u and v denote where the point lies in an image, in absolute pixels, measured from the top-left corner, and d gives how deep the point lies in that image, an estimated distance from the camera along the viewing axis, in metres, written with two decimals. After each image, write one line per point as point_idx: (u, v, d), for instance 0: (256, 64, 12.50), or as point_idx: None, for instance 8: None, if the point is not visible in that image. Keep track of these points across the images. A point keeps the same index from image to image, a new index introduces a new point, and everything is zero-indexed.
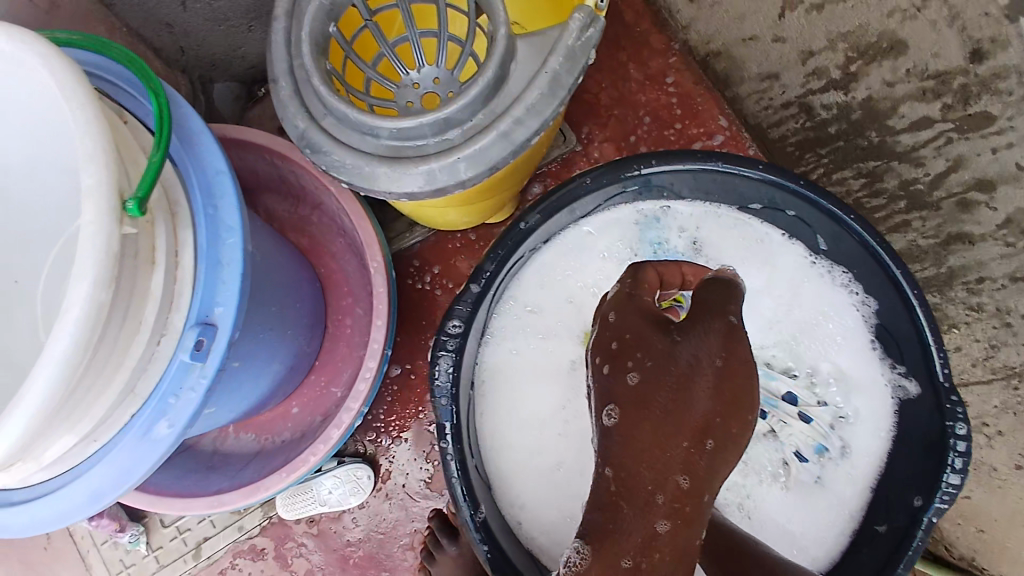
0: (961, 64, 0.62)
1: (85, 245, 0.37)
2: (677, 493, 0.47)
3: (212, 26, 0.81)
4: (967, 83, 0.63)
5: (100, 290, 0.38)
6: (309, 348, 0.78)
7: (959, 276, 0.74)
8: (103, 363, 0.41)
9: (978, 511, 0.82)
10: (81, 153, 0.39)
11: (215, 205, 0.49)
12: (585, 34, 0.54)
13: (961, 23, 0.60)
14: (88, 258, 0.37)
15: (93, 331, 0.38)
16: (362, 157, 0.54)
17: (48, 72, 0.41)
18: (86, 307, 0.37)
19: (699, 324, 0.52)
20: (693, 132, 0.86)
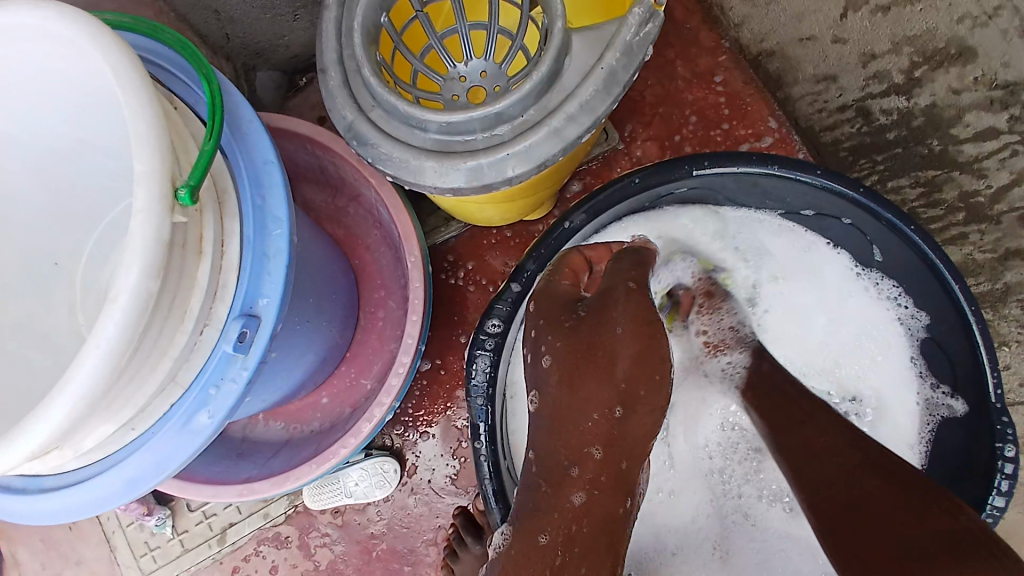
0: None
1: (136, 233, 0.37)
2: (592, 464, 0.51)
3: (258, 14, 0.80)
4: None
5: (148, 279, 0.37)
6: (341, 339, 0.78)
7: (1014, 293, 0.69)
8: (148, 351, 0.40)
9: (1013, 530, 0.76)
10: (133, 139, 0.38)
11: (263, 195, 0.48)
12: (643, 30, 0.52)
13: None
14: (139, 246, 0.37)
15: (141, 320, 0.38)
16: (409, 150, 0.53)
17: (101, 55, 0.40)
18: (134, 295, 0.36)
19: (604, 296, 0.53)
20: (741, 132, 0.84)
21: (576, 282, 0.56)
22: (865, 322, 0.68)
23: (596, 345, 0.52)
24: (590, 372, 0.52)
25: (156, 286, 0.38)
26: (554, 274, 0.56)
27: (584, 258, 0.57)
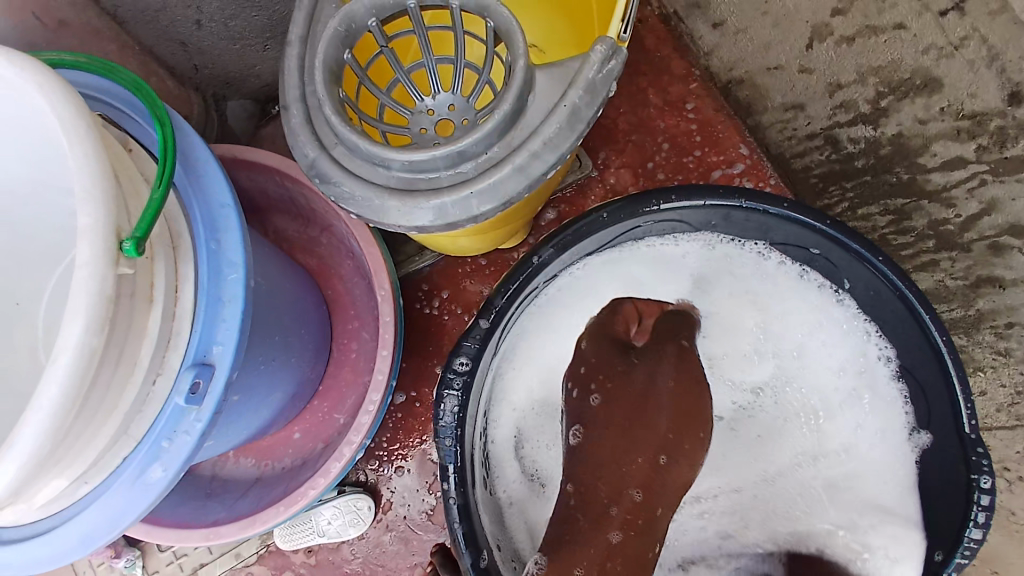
0: (998, 106, 0.63)
1: (79, 289, 0.36)
2: (631, 505, 0.53)
3: (227, 44, 0.80)
4: (1005, 125, 0.63)
5: (92, 336, 0.36)
6: (311, 373, 0.76)
7: (988, 319, 0.69)
8: (96, 407, 0.39)
9: (993, 555, 0.74)
10: (77, 191, 0.37)
11: (218, 239, 0.47)
12: (607, 66, 0.53)
13: (1001, 65, 0.61)
14: (84, 300, 0.36)
15: (86, 376, 0.36)
16: (372, 188, 0.52)
17: (43, 99, 0.40)
18: (76, 353, 0.35)
19: (656, 348, 0.60)
20: (713, 159, 0.83)
21: (628, 330, 0.63)
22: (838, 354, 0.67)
23: (645, 395, 0.58)
24: (638, 422, 0.57)
25: (103, 339, 0.37)
26: (610, 320, 0.63)
27: (636, 310, 0.64)
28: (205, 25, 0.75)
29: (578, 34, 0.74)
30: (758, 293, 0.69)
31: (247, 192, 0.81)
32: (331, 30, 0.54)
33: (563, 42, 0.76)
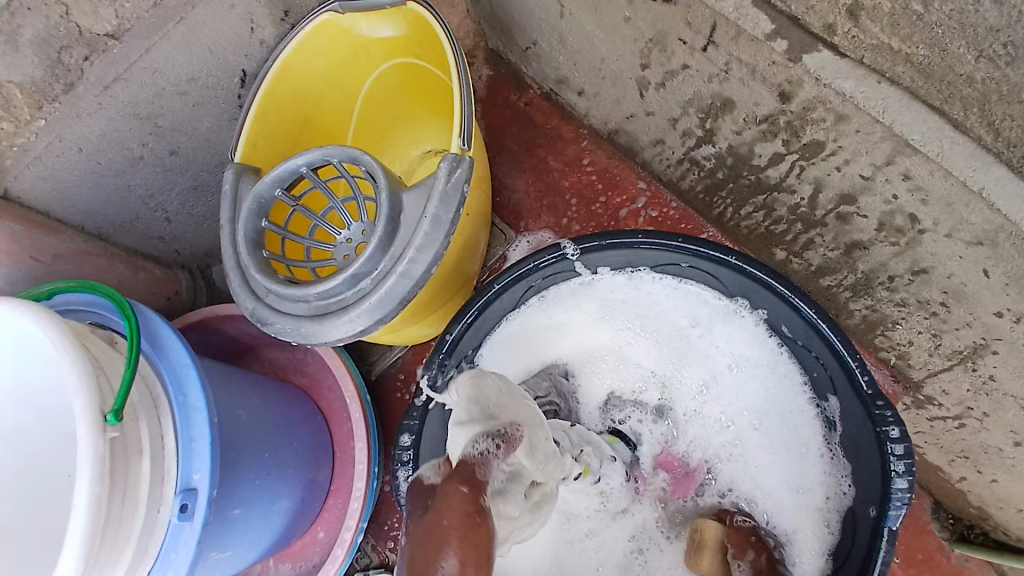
0: (776, 105, 0.60)
1: (82, 454, 0.50)
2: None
3: (197, 227, 0.99)
4: (790, 119, 0.60)
5: (97, 484, 0.49)
6: (318, 476, 0.88)
7: (875, 278, 0.70)
8: (118, 527, 0.53)
9: (1011, 495, 0.79)
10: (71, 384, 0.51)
11: (184, 393, 0.61)
12: (455, 174, 0.66)
13: (761, 75, 0.58)
14: (84, 464, 0.49)
15: (100, 516, 0.50)
16: (297, 320, 0.65)
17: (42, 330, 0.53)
18: (90, 499, 0.49)
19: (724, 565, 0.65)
20: (617, 200, 0.97)
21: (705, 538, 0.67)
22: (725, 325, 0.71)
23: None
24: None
25: (105, 484, 0.50)
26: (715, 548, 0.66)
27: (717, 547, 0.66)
28: (173, 218, 0.94)
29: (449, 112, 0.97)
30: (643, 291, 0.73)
31: (235, 338, 0.96)
32: (246, 209, 0.69)
33: (443, 121, 1.00)
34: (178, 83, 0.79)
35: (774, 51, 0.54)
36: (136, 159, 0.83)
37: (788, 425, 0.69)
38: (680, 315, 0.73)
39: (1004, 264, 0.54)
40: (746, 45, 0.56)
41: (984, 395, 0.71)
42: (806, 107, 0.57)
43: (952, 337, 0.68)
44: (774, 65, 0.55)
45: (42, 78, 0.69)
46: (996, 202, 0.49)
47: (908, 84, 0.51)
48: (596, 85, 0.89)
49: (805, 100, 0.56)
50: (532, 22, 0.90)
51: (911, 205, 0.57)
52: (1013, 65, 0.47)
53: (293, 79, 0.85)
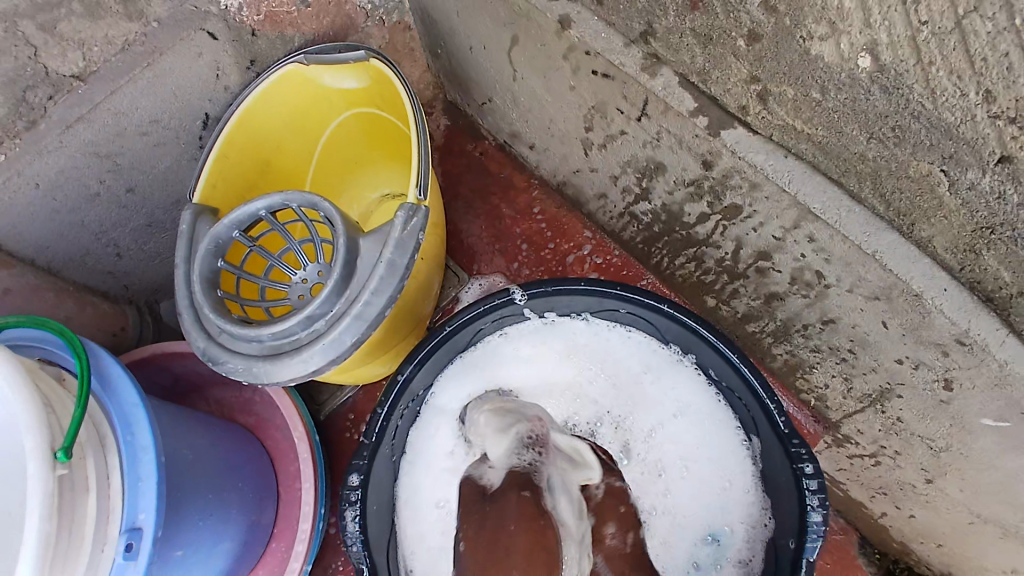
0: (700, 171, 0.66)
1: (32, 491, 0.51)
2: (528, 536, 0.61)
3: (149, 263, 0.99)
4: (712, 184, 0.67)
5: (46, 521, 0.51)
6: (262, 518, 0.87)
7: (792, 326, 0.77)
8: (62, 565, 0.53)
9: (928, 528, 0.84)
10: (23, 423, 0.53)
11: (133, 431, 0.62)
12: (410, 223, 0.70)
13: (687, 145, 0.65)
14: (33, 501, 0.50)
15: (46, 554, 0.51)
16: (249, 360, 0.67)
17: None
18: (37, 538, 0.50)
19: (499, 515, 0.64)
20: (564, 247, 1.03)
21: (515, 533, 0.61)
22: (663, 370, 0.76)
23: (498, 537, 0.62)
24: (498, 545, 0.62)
25: (53, 521, 0.52)
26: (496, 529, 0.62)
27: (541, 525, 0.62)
28: (124, 253, 0.93)
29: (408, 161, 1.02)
30: (592, 337, 0.79)
31: (183, 376, 0.96)
32: (202, 250, 0.71)
33: (402, 168, 1.04)
34: (141, 124, 0.81)
35: (696, 126, 0.61)
36: (93, 196, 0.83)
37: (721, 466, 0.73)
38: (622, 360, 0.78)
39: (900, 317, 0.61)
40: (673, 119, 0.64)
41: (894, 435, 0.76)
42: (727, 174, 0.63)
43: (860, 381, 0.75)
44: (696, 137, 0.62)
45: (5, 116, 0.72)
46: (888, 264, 0.56)
47: (810, 159, 0.57)
48: (546, 142, 0.96)
49: (725, 169, 0.63)
50: (487, 82, 0.97)
51: (817, 263, 0.64)
52: (901, 145, 0.51)
53: (256, 125, 0.88)
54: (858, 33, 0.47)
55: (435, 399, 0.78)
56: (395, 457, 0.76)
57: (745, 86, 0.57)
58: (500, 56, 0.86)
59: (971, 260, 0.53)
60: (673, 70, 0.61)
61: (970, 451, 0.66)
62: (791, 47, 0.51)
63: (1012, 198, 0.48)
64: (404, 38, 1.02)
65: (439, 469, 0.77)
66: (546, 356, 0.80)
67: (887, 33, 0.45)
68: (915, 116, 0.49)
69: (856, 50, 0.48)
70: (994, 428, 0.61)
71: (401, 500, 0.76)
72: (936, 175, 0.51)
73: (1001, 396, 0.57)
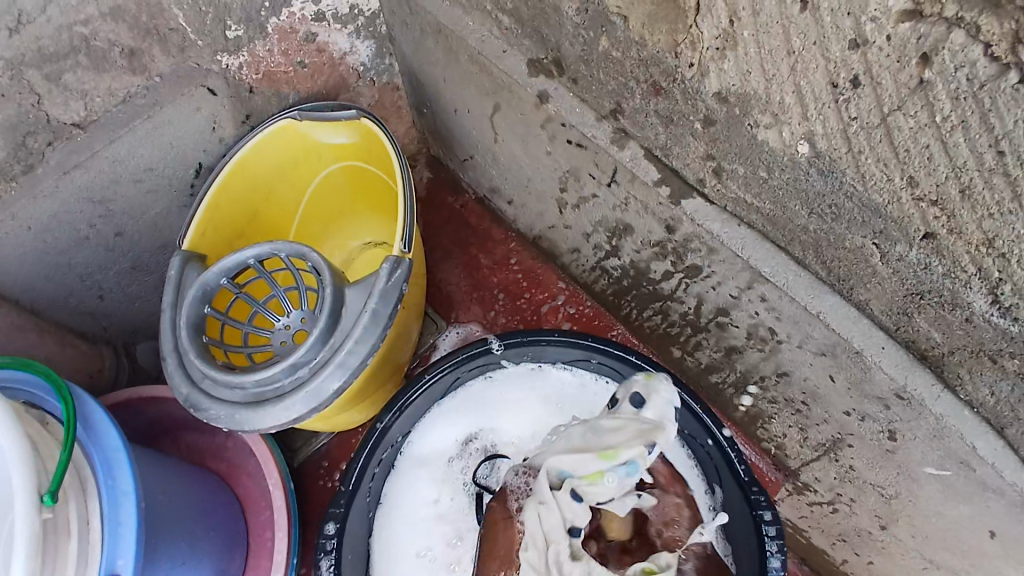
0: (665, 234, 0.72)
1: (16, 535, 0.52)
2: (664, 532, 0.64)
3: (131, 305, 1.00)
4: (676, 246, 0.73)
5: (29, 565, 0.52)
6: (229, 569, 0.87)
7: (751, 378, 0.82)
8: None
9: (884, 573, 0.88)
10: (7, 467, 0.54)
11: (114, 476, 0.63)
12: (394, 274, 0.74)
13: (653, 211, 0.71)
14: (18, 545, 0.52)
15: None
16: (232, 407, 0.69)
17: None
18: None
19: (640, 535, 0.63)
20: (539, 297, 1.08)
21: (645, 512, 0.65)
22: None
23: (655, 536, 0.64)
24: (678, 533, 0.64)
25: (36, 564, 0.53)
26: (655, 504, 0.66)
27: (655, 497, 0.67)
28: (107, 295, 0.95)
29: (392, 213, 1.07)
30: (571, 388, 0.83)
31: (158, 420, 0.96)
32: (190, 297, 0.74)
33: (385, 219, 1.09)
34: (136, 172, 0.84)
35: (661, 195, 0.68)
36: (82, 238, 0.85)
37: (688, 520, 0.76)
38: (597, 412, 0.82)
39: (845, 372, 0.66)
40: (639, 187, 0.70)
41: (848, 482, 0.81)
42: (688, 239, 0.69)
43: (814, 431, 0.80)
44: (661, 205, 0.69)
45: (4, 160, 0.75)
46: (832, 323, 0.62)
47: (760, 227, 0.64)
48: (524, 199, 1.02)
49: (686, 234, 0.69)
50: (470, 141, 1.03)
51: (770, 320, 0.70)
52: (837, 221, 0.57)
53: (247, 176, 0.92)
54: (797, 124, 0.54)
55: (415, 447, 0.81)
56: (372, 506, 0.78)
57: (702, 162, 0.64)
58: (482, 121, 0.92)
59: (904, 321, 0.59)
60: (639, 144, 0.68)
61: (917, 498, 0.70)
62: (741, 132, 0.58)
63: (935, 269, 0.54)
64: (392, 97, 1.08)
65: (417, 518, 0.79)
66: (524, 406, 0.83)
67: (823, 126, 0.52)
68: (848, 197, 0.55)
69: (795, 138, 0.54)
70: (937, 475, 0.65)
71: (377, 544, 0.78)
72: (869, 247, 0.57)
73: (941, 446, 0.62)
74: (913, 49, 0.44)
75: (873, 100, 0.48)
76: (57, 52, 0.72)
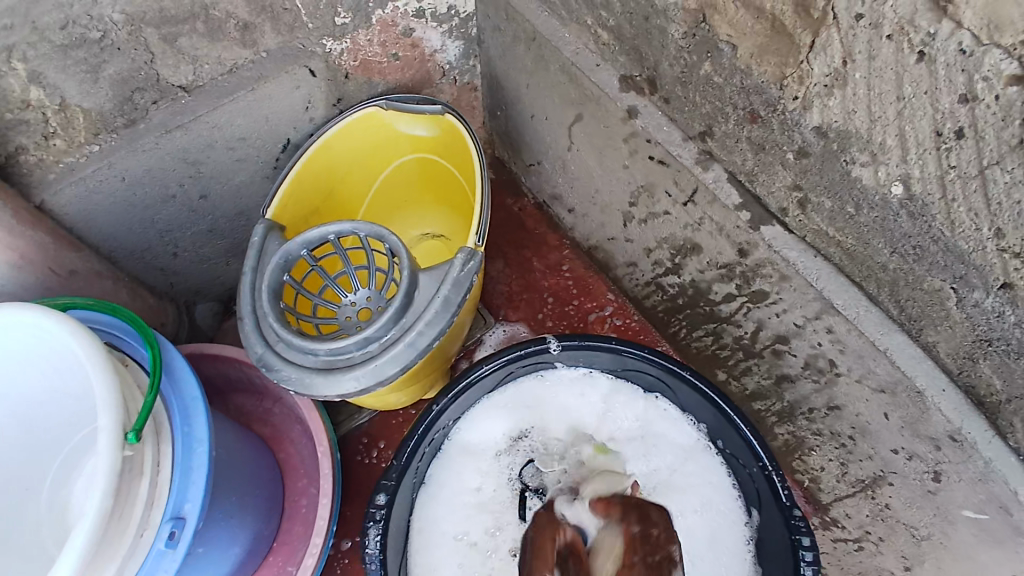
0: (736, 258, 0.75)
1: (100, 467, 0.55)
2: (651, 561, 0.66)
3: (199, 266, 1.03)
4: (744, 270, 0.75)
5: (107, 499, 0.54)
6: (266, 530, 0.90)
7: (797, 409, 0.84)
8: (107, 544, 0.56)
9: None
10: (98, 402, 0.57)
11: (190, 424, 0.66)
12: (467, 265, 0.77)
13: (727, 233, 0.73)
14: (101, 477, 0.54)
15: (99, 531, 0.54)
16: (303, 370, 0.72)
17: (85, 349, 0.59)
18: (97, 514, 0.53)
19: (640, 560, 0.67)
20: (588, 305, 1.11)
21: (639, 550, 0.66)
22: (680, 434, 0.81)
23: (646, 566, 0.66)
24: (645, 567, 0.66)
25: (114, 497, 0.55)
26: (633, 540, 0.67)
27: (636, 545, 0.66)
28: (181, 252, 0.99)
29: (455, 207, 1.10)
30: (618, 396, 0.85)
31: (209, 377, 0.98)
32: (272, 264, 0.77)
33: (449, 212, 1.12)
34: (231, 139, 0.87)
35: (739, 218, 0.70)
36: (169, 197, 0.89)
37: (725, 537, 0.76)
38: (642, 420, 0.83)
39: (901, 411, 0.67)
40: (717, 210, 0.72)
41: (880, 521, 0.81)
42: (760, 265, 0.71)
43: (856, 466, 0.81)
44: (737, 228, 0.71)
45: (110, 111, 0.79)
46: (896, 360, 0.64)
47: (837, 261, 0.67)
48: (586, 209, 1.04)
49: (760, 259, 0.71)
50: (541, 147, 1.06)
51: (832, 352, 0.71)
52: (919, 261, 0.59)
53: (330, 156, 0.96)
54: (894, 165, 0.56)
55: (461, 435, 0.84)
56: (417, 486, 0.80)
57: (787, 191, 0.67)
58: (560, 129, 0.95)
59: (968, 366, 0.61)
60: (723, 168, 0.72)
61: (951, 542, 0.70)
62: (834, 167, 0.61)
63: (1009, 318, 0.55)
64: (468, 97, 1.12)
65: (458, 503, 0.81)
66: (570, 406, 0.85)
67: (919, 169, 0.54)
68: (934, 240, 0.57)
69: (890, 179, 0.57)
70: (975, 520, 0.65)
71: (416, 524, 0.79)
72: (946, 291, 0.59)
73: (982, 490, 0.62)
74: (1019, 111, 0.46)
75: (973, 152, 0.50)
76: (177, 15, 0.76)
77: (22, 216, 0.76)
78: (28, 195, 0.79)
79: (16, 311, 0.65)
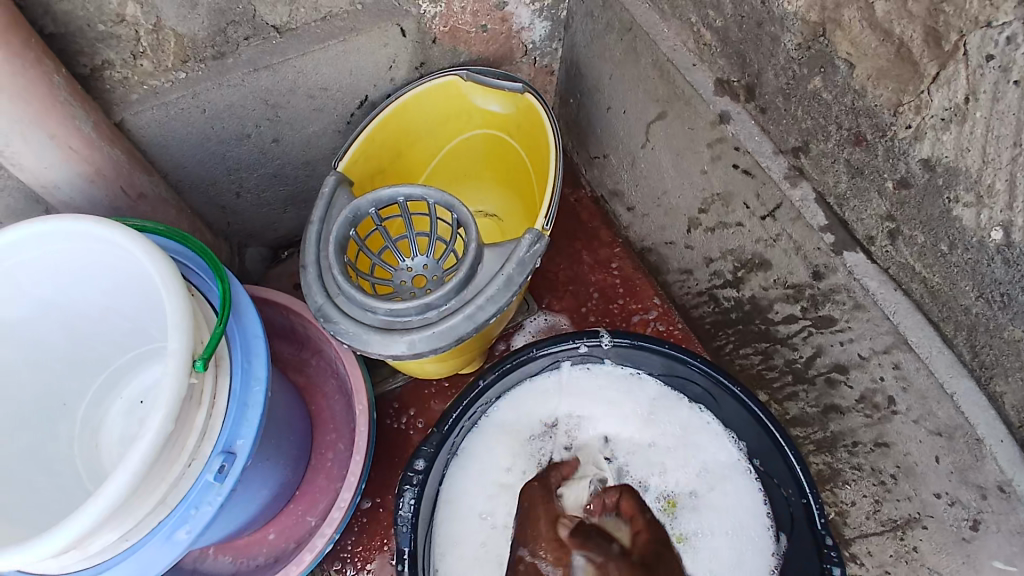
0: (808, 279, 0.73)
1: (168, 389, 0.55)
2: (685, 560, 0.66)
3: (257, 209, 1.04)
4: (815, 293, 0.73)
5: (170, 422, 0.55)
6: (292, 477, 0.91)
7: (840, 439, 0.81)
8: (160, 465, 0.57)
9: None
10: (172, 327, 0.57)
11: (250, 361, 0.67)
12: (534, 246, 0.76)
13: (803, 253, 0.72)
14: (167, 399, 0.55)
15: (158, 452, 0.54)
16: (361, 326, 0.72)
17: (162, 272, 0.60)
18: (157, 435, 0.54)
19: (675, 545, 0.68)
20: (633, 306, 1.09)
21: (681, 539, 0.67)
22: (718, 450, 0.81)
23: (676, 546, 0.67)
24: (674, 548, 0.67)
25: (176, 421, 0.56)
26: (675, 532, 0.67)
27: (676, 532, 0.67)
28: (242, 195, 0.99)
29: (514, 189, 1.09)
30: (661, 403, 0.84)
31: None
32: (341, 217, 0.77)
33: (507, 194, 1.11)
34: (313, 88, 0.88)
35: (823, 240, 0.68)
36: (244, 136, 0.89)
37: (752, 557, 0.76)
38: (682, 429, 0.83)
39: (953, 456, 0.64)
40: (800, 228, 0.71)
41: (904, 563, 0.76)
42: (832, 289, 0.70)
43: (891, 506, 0.76)
44: (818, 250, 0.69)
45: (202, 40, 0.79)
46: (962, 406, 0.62)
47: (916, 297, 0.65)
48: (648, 209, 1.03)
49: (833, 284, 0.69)
50: (611, 141, 1.05)
51: (894, 389, 0.69)
52: (1004, 309, 0.58)
53: (404, 119, 0.95)
54: (999, 211, 0.54)
55: (499, 413, 0.84)
56: (450, 460, 0.81)
57: (879, 221, 0.65)
58: (637, 125, 0.94)
59: None
60: (812, 187, 0.70)
61: None
62: (935, 203, 0.59)
63: None
64: (544, 80, 1.10)
65: (488, 480, 0.82)
66: (612, 404, 0.85)
67: None
68: None
69: (992, 224, 0.55)
70: (1002, 572, 0.63)
71: (445, 494, 0.80)
72: None
73: (1019, 544, 0.60)
74: None
75: None
76: None
77: (102, 130, 0.76)
78: (109, 111, 0.79)
79: (71, 226, 0.64)
